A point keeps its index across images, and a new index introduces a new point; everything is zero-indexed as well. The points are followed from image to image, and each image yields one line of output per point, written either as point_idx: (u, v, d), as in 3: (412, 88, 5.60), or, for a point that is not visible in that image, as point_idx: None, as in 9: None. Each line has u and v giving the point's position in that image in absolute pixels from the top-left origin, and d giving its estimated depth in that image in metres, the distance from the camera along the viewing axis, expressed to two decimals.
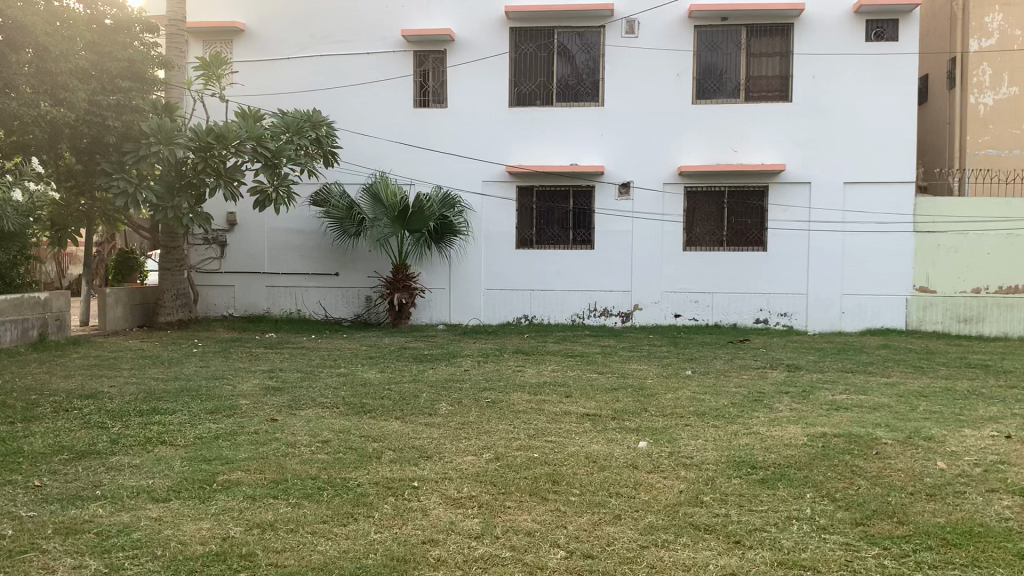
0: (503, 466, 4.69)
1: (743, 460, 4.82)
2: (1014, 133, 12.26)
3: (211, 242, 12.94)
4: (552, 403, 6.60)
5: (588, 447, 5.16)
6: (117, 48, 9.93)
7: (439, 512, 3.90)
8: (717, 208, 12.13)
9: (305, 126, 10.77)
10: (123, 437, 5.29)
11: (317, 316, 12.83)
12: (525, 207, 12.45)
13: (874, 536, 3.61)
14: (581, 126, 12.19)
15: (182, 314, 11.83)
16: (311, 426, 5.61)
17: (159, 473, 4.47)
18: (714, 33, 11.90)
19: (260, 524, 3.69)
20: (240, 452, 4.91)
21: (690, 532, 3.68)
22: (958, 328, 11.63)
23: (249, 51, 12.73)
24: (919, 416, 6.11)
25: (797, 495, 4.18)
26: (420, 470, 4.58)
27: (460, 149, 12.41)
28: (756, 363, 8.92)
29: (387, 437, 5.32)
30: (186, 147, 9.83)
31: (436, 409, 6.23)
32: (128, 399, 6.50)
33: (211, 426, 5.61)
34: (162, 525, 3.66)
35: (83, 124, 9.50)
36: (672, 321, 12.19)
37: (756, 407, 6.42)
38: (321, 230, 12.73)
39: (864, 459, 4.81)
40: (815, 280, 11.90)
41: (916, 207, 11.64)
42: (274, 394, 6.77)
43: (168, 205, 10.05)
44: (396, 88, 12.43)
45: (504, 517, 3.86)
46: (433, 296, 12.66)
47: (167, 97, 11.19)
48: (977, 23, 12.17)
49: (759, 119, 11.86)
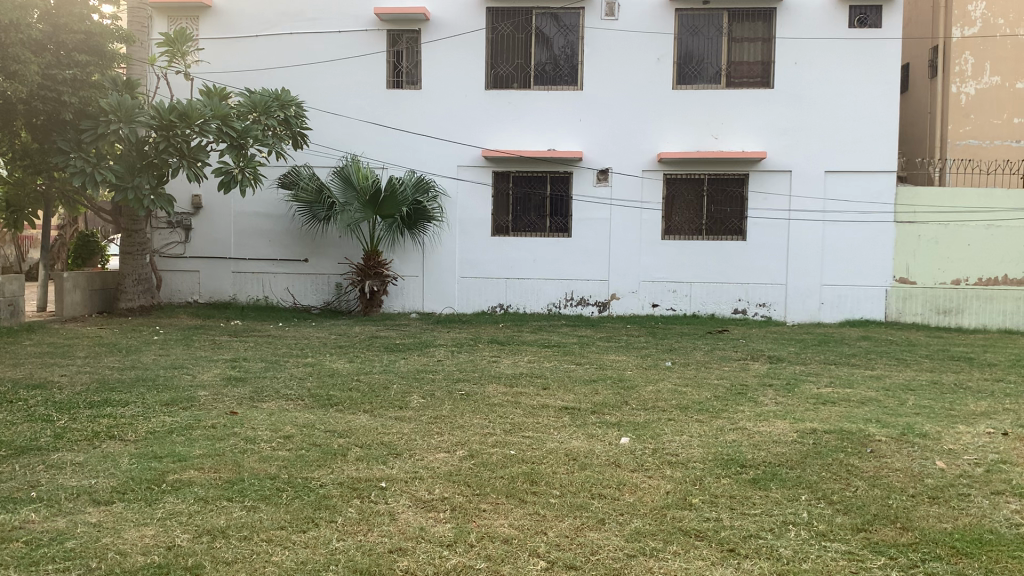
0: (478, 464, 4.38)
1: (732, 459, 4.55)
2: (995, 122, 12.13)
3: (175, 226, 12.49)
4: (529, 395, 6.30)
5: (567, 443, 4.88)
6: (74, 19, 9.40)
7: (408, 516, 3.60)
8: (696, 196, 11.86)
9: (273, 105, 10.29)
10: (69, 432, 4.91)
11: (285, 304, 12.43)
12: (501, 192, 12.11)
13: (878, 545, 3.35)
14: (560, 111, 11.88)
15: (144, 300, 11.39)
16: (273, 420, 5.29)
17: (104, 472, 4.11)
18: (695, 17, 11.62)
19: (210, 531, 3.36)
20: (195, 448, 4.56)
21: (680, 540, 3.40)
22: (937, 319, 11.50)
23: (215, 28, 12.28)
24: (910, 411, 5.87)
25: (792, 497, 3.92)
26: (388, 468, 4.26)
27: (435, 132, 12.05)
28: (737, 355, 8.68)
29: (354, 431, 5.00)
30: (147, 125, 9.38)
31: (407, 402, 5.91)
32: (79, 390, 6.12)
33: (166, 419, 5.26)
34: (101, 532, 3.32)
35: (37, 100, 9.03)
36: (649, 311, 11.96)
37: (741, 401, 6.17)
38: (289, 214, 12.31)
39: (859, 457, 4.55)
40: (795, 270, 11.69)
41: (897, 197, 11.45)
42: (236, 385, 6.42)
43: (129, 185, 9.58)
44: (368, 68, 12.03)
45: (480, 523, 3.55)
46: (406, 283, 12.31)
47: (129, 73, 10.72)
48: (960, 11, 12.02)
49: (739, 105, 11.61)
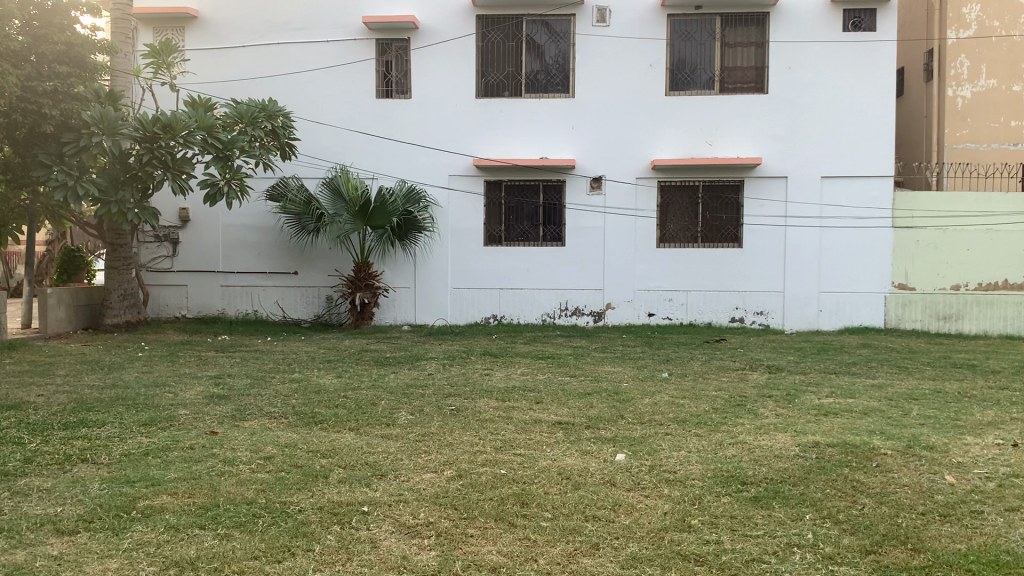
0: (466, 485, 4.17)
1: (732, 475, 4.35)
2: (991, 125, 12.01)
3: (163, 240, 12.28)
4: (521, 410, 6.09)
5: (560, 461, 4.68)
6: (54, 30, 9.21)
7: (390, 544, 3.40)
8: (691, 203, 11.70)
9: (259, 116, 10.13)
10: (38, 456, 4.69)
11: (274, 317, 12.22)
12: (492, 202, 11.93)
13: (889, 569, 3.15)
14: (552, 119, 11.71)
15: (131, 316, 11.16)
16: (254, 439, 5.07)
17: (71, 499, 3.90)
18: (688, 22, 11.48)
19: (178, 562, 3.15)
20: (169, 471, 4.35)
21: (679, 565, 3.20)
22: (936, 326, 11.32)
23: (201, 39, 12.11)
24: (915, 422, 5.67)
25: (796, 517, 3.72)
26: (371, 491, 4.05)
27: (426, 142, 11.88)
28: (735, 364, 8.48)
29: (338, 451, 4.79)
30: (130, 137, 9.16)
31: (395, 419, 5.70)
32: (55, 411, 5.90)
33: (142, 441, 5.04)
34: (61, 566, 3.11)
35: (16, 112, 8.85)
36: (645, 320, 11.76)
37: (740, 413, 5.96)
38: (277, 226, 12.13)
39: (865, 472, 4.36)
40: (792, 278, 11.51)
41: (895, 202, 11.29)
42: (218, 403, 6.22)
43: (112, 199, 9.36)
44: (357, 78, 11.86)
45: (466, 550, 3.35)
46: (398, 295, 12.11)
47: (113, 85, 10.52)
48: (954, 14, 11.90)
49: (734, 111, 11.45)
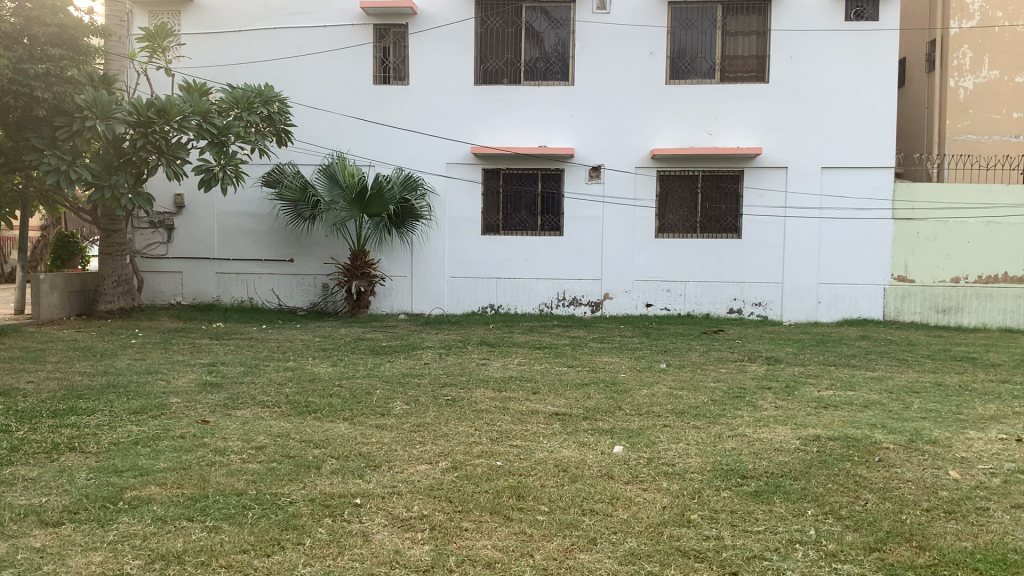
0: (461, 477, 4.09)
1: (732, 469, 4.27)
2: (993, 117, 11.93)
3: (157, 226, 12.16)
4: (518, 400, 6.02)
5: (557, 452, 4.61)
6: (46, 12, 9.05)
7: (382, 537, 3.32)
8: (691, 192, 11.60)
9: (255, 101, 10.00)
10: (25, 444, 4.60)
11: (270, 305, 12.15)
12: (491, 190, 11.82)
13: (893, 567, 3.08)
14: (551, 107, 11.60)
15: (125, 302, 11.08)
16: (246, 429, 4.99)
17: (57, 489, 3.81)
18: (689, 10, 11.36)
19: (164, 556, 3.07)
20: (159, 461, 4.27)
21: (679, 562, 3.12)
22: (935, 318, 11.26)
23: (196, 23, 11.96)
24: (916, 415, 5.61)
25: (797, 512, 3.64)
26: (364, 483, 3.97)
27: (424, 129, 11.77)
28: (733, 355, 8.42)
29: (331, 442, 4.71)
30: (125, 122, 9.04)
31: (390, 409, 5.62)
32: (43, 398, 5.79)
33: (132, 429, 4.95)
34: (43, 560, 3.02)
35: (8, 95, 8.75)
36: (642, 311, 11.70)
37: (739, 405, 5.88)
38: (273, 213, 12.02)
39: (867, 467, 4.29)
40: (792, 269, 11.43)
41: (896, 193, 11.19)
42: (211, 391, 6.14)
43: (106, 184, 9.25)
44: (354, 63, 11.73)
45: (460, 544, 3.27)
46: (394, 284, 12.01)
47: (107, 69, 10.40)
48: (958, 4, 11.77)
49: (734, 101, 11.34)
